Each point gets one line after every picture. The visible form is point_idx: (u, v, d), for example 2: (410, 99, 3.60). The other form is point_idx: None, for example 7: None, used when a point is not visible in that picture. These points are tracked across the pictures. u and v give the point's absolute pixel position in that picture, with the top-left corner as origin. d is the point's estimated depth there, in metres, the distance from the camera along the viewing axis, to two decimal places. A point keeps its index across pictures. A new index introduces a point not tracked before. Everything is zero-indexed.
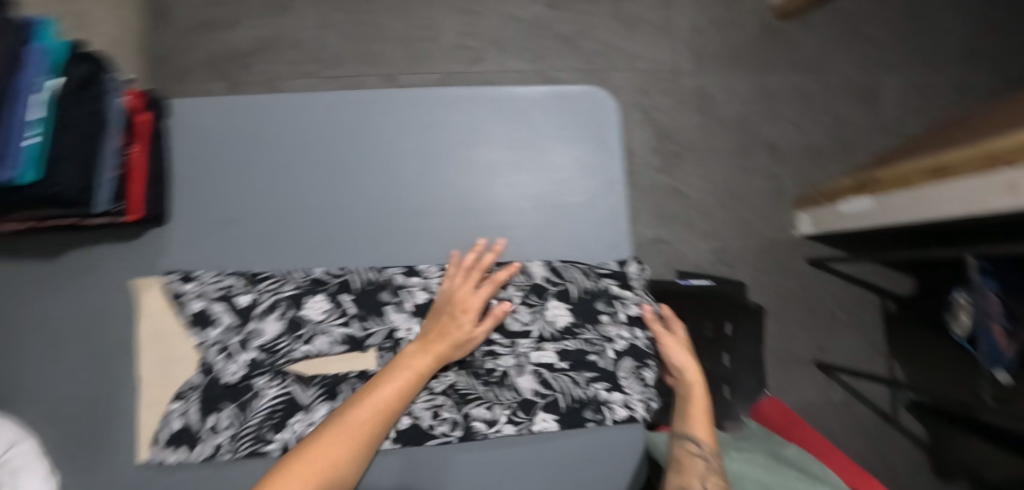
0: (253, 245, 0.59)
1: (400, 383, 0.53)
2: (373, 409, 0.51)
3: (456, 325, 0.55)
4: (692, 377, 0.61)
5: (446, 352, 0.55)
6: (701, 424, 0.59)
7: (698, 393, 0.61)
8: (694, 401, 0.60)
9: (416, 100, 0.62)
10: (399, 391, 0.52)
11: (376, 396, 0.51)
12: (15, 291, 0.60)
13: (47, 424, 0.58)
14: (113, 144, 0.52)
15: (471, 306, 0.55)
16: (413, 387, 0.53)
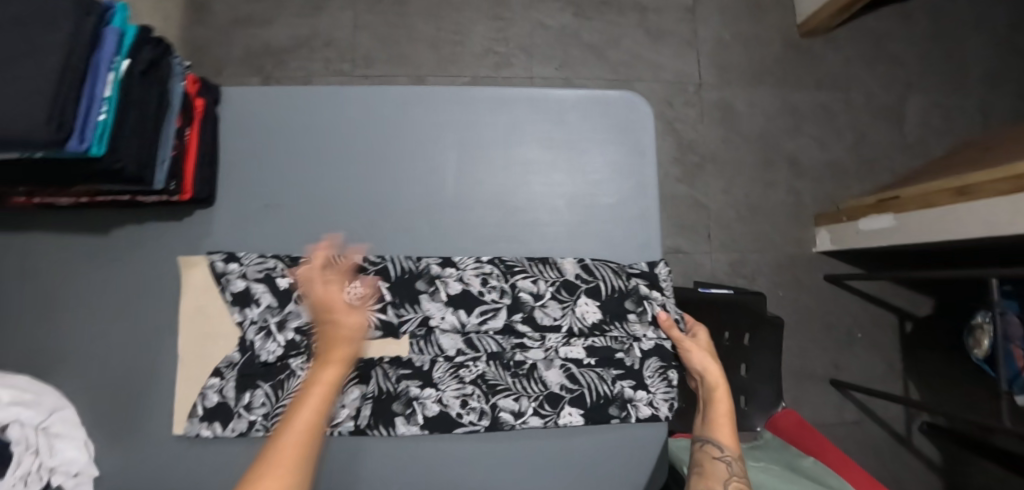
0: (296, 229, 0.61)
1: (310, 401, 0.44)
2: (295, 437, 0.41)
3: (339, 324, 0.49)
4: (716, 382, 0.62)
5: (348, 351, 0.48)
6: (724, 430, 0.59)
7: (721, 399, 0.61)
8: (718, 406, 0.60)
9: (457, 97, 0.64)
10: (314, 409, 0.43)
11: (291, 425, 0.41)
12: (63, 263, 0.62)
13: (86, 394, 0.60)
14: (173, 127, 0.54)
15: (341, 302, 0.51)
16: (327, 397, 0.45)
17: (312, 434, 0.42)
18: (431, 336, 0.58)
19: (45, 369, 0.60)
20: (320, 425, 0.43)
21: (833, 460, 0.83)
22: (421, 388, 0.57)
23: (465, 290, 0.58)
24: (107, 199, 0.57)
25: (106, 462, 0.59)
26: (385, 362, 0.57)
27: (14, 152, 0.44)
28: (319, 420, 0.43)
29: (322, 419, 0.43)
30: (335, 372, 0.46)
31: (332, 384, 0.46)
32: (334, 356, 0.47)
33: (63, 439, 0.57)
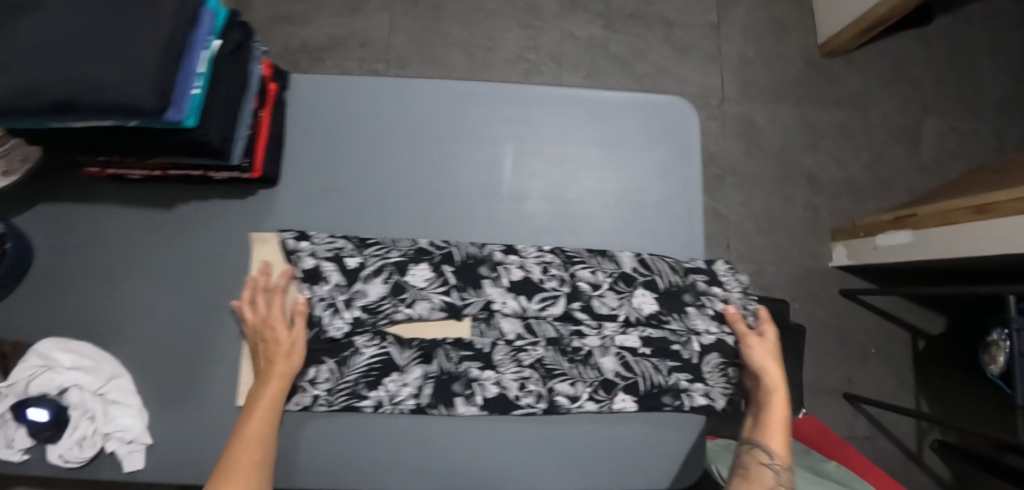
0: (361, 212, 0.63)
1: (258, 414, 0.54)
2: (248, 447, 0.52)
3: (280, 344, 0.57)
4: (774, 387, 0.60)
5: (287, 368, 0.56)
6: (776, 436, 0.58)
7: (778, 404, 0.60)
8: (773, 412, 0.59)
9: (517, 95, 0.67)
10: (259, 422, 0.53)
11: (241, 438, 0.52)
12: (126, 236, 0.64)
13: (142, 364, 0.62)
14: (249, 107, 0.56)
15: (281, 324, 0.57)
16: (272, 408, 0.54)
17: (262, 439, 0.53)
18: (493, 320, 0.61)
19: (105, 337, 0.62)
20: (269, 430, 0.54)
21: (857, 464, 0.85)
22: (482, 370, 0.60)
23: (526, 278, 0.61)
24: (177, 174, 0.59)
25: (158, 431, 0.61)
26: (448, 343, 0.60)
27: (110, 120, 0.46)
28: (268, 426, 0.54)
29: (270, 425, 0.54)
30: (277, 388, 0.55)
31: (275, 398, 0.55)
32: (275, 373, 0.55)
33: (118, 407, 0.59)
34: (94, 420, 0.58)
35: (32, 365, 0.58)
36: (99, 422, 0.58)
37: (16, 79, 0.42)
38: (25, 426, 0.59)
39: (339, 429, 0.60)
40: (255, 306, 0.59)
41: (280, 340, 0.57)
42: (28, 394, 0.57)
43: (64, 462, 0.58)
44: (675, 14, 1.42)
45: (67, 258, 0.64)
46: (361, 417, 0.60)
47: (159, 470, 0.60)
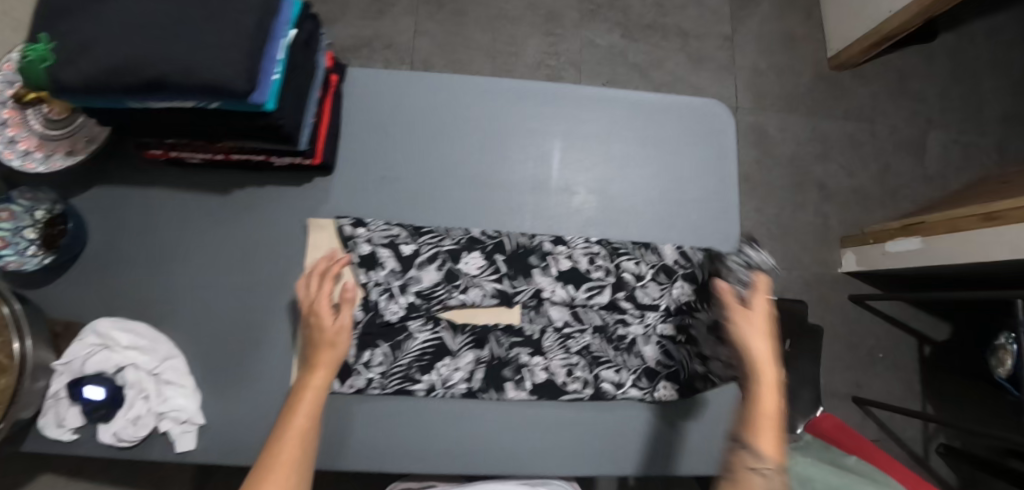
0: (416, 201, 0.65)
1: (304, 404, 0.50)
2: (293, 438, 0.47)
3: (325, 329, 0.54)
4: (762, 365, 0.48)
5: (334, 356, 0.54)
6: (765, 430, 0.45)
7: (767, 388, 0.47)
8: (764, 400, 0.46)
9: (564, 93, 0.70)
10: (305, 413, 0.50)
11: (288, 429, 0.48)
12: (179, 220, 0.65)
13: (195, 345, 0.63)
14: (314, 95, 0.58)
15: (327, 309, 0.55)
16: (318, 398, 0.51)
17: (307, 432, 0.49)
18: (542, 307, 0.64)
19: (158, 318, 0.63)
20: (311, 423, 0.50)
21: (877, 458, 0.88)
22: (531, 355, 0.62)
23: (573, 268, 0.64)
24: (238, 159, 0.60)
25: (209, 412, 0.62)
26: (499, 329, 0.62)
27: (192, 101, 0.48)
28: (313, 418, 0.50)
29: (315, 417, 0.50)
30: (324, 376, 0.52)
31: (320, 388, 0.52)
32: (323, 362, 0.53)
33: (172, 387, 0.60)
34: (149, 400, 0.59)
35: (91, 343, 0.59)
36: (154, 402, 0.59)
37: (111, 59, 0.44)
38: (79, 404, 0.60)
39: (394, 410, 0.61)
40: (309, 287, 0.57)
41: (326, 325, 0.54)
42: (84, 372, 0.58)
43: (117, 441, 0.59)
44: (691, 25, 1.46)
45: (119, 242, 0.65)
46: (416, 400, 0.61)
47: (210, 451, 0.61)
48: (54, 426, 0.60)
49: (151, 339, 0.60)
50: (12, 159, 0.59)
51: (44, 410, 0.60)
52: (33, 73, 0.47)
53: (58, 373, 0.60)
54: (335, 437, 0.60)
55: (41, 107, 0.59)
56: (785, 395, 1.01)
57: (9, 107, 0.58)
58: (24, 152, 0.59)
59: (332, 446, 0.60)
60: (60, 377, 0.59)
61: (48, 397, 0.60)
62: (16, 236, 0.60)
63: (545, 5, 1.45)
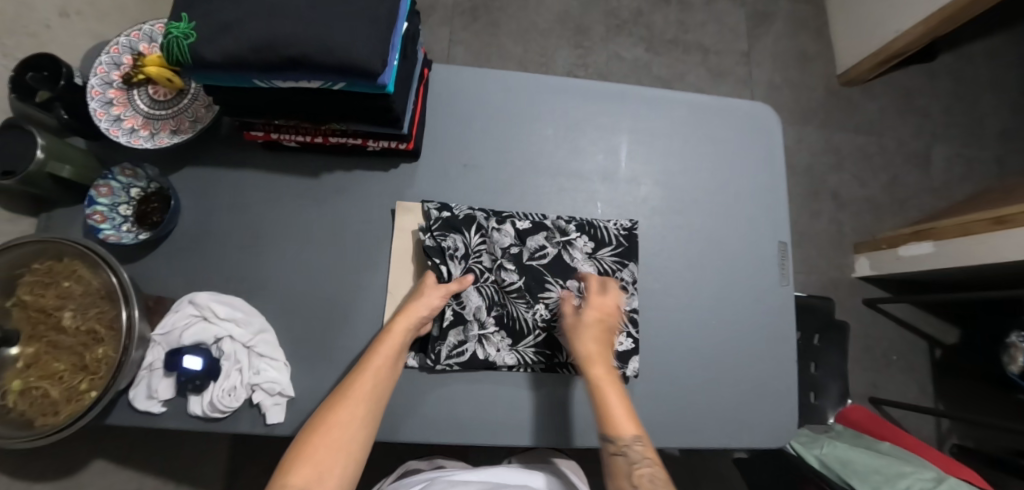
0: (497, 189, 0.70)
1: (380, 355, 0.56)
2: (371, 372, 0.55)
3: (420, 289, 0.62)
4: (594, 367, 0.58)
5: (418, 307, 0.60)
6: (618, 416, 0.55)
7: (605, 381, 0.57)
8: (603, 394, 0.56)
9: (628, 92, 0.76)
10: (386, 355, 0.57)
11: (368, 366, 0.55)
12: (271, 204, 0.68)
13: (282, 322, 0.66)
14: (413, 86, 0.62)
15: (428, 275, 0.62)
16: (397, 343, 0.58)
17: (383, 374, 0.56)
18: None
19: (249, 294, 0.66)
20: (390, 365, 0.57)
21: (908, 441, 0.91)
22: None
23: (621, 251, 0.68)
24: (335, 142, 0.65)
25: (298, 386, 0.64)
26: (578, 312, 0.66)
27: (319, 81, 0.51)
28: (392, 360, 0.57)
29: (393, 359, 0.57)
30: (404, 324, 0.58)
31: (400, 333, 0.58)
32: (408, 310, 0.59)
33: (263, 360, 0.62)
34: (242, 371, 0.61)
35: (188, 314, 0.61)
36: (246, 374, 0.60)
37: (254, 38, 0.48)
38: (172, 375, 0.61)
39: (480, 386, 0.64)
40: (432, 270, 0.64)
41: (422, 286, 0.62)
42: (181, 343, 0.60)
43: (209, 411, 0.60)
44: (711, 41, 1.55)
45: (210, 222, 0.67)
46: (499, 375, 0.65)
47: (299, 423, 0.63)
48: (145, 397, 0.61)
49: (241, 311, 0.63)
50: (120, 136, 0.62)
51: (137, 382, 0.61)
52: (172, 49, 0.49)
53: (154, 345, 0.61)
54: (425, 409, 0.63)
55: (147, 88, 0.64)
56: (814, 387, 1.06)
57: (117, 88, 0.63)
58: (130, 130, 0.63)
59: (427, 419, 0.63)
60: (156, 348, 0.61)
61: (142, 369, 0.61)
62: (113, 212, 0.63)
63: (574, 20, 1.52)
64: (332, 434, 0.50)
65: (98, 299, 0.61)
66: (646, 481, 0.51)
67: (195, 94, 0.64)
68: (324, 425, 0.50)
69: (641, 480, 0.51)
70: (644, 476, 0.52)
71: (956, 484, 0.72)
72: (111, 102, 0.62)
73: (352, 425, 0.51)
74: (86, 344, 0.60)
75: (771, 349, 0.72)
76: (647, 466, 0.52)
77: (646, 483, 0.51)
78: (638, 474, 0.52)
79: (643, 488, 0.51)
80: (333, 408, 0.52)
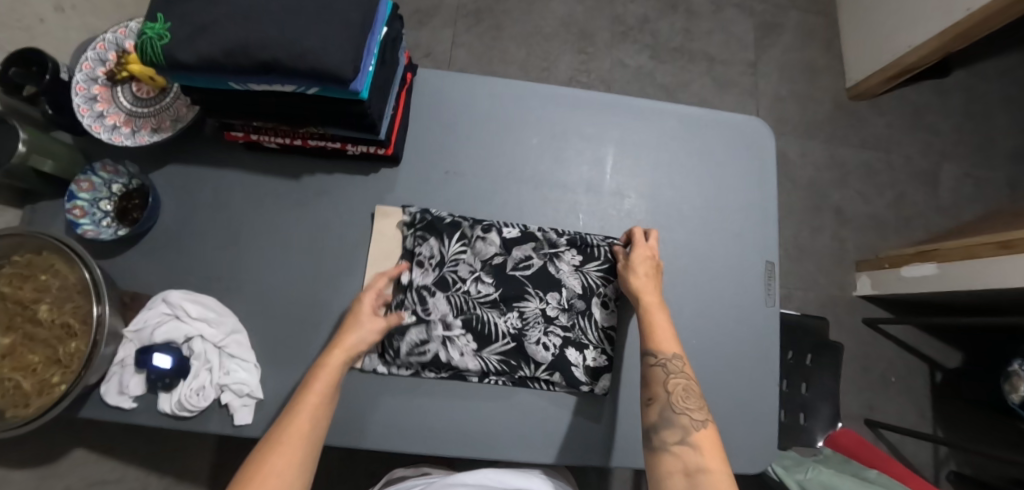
0: (479, 195, 0.69)
1: (315, 389, 0.53)
2: (308, 410, 0.51)
3: (355, 319, 0.59)
4: (644, 293, 0.61)
5: (356, 341, 0.57)
6: (662, 334, 0.58)
7: (653, 306, 0.60)
8: (652, 317, 0.59)
9: (617, 101, 0.74)
10: (319, 390, 0.53)
11: (301, 404, 0.51)
12: (251, 206, 0.68)
13: (253, 322, 0.65)
14: (394, 91, 0.62)
15: (364, 300, 0.60)
16: (331, 379, 0.54)
17: (319, 412, 0.52)
18: (589, 311, 0.66)
19: (224, 294, 0.66)
20: (325, 401, 0.53)
21: (898, 470, 0.88)
22: (577, 353, 0.65)
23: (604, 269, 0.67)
24: (315, 145, 0.64)
25: (268, 388, 0.64)
26: (553, 325, 0.65)
27: (293, 86, 0.51)
28: (329, 396, 0.54)
29: (329, 394, 0.53)
30: (341, 358, 0.56)
31: (334, 369, 0.55)
32: (344, 343, 0.56)
33: (234, 361, 0.62)
34: (212, 371, 0.61)
35: (161, 312, 0.61)
36: (216, 374, 0.61)
37: (227, 41, 0.47)
38: (143, 372, 0.62)
39: (449, 398, 0.63)
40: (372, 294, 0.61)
41: (358, 316, 0.59)
42: (152, 341, 0.60)
43: (178, 410, 0.60)
44: (717, 51, 1.52)
45: (189, 220, 0.67)
46: (468, 386, 0.64)
47: (266, 426, 0.62)
48: (115, 392, 0.61)
49: (202, 308, 0.62)
50: (102, 133, 0.63)
51: (108, 377, 0.62)
52: (145, 48, 0.49)
53: (126, 341, 0.62)
54: (393, 419, 0.62)
55: (131, 85, 0.64)
56: (804, 408, 1.02)
57: (102, 85, 0.64)
58: (112, 127, 0.63)
59: (395, 428, 0.62)
60: (128, 344, 0.61)
61: (115, 364, 0.62)
62: (94, 207, 0.64)
63: (579, 25, 1.50)
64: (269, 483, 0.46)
65: (74, 293, 0.61)
66: (680, 390, 0.55)
67: (177, 94, 0.65)
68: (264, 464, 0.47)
69: (676, 389, 0.55)
70: (678, 387, 0.55)
71: None
72: (95, 99, 0.63)
73: (287, 472, 0.47)
74: (60, 338, 0.61)
75: (753, 371, 0.70)
76: (683, 378, 0.56)
77: (681, 392, 0.55)
78: (674, 384, 0.56)
79: (676, 395, 0.55)
80: (271, 452, 0.48)
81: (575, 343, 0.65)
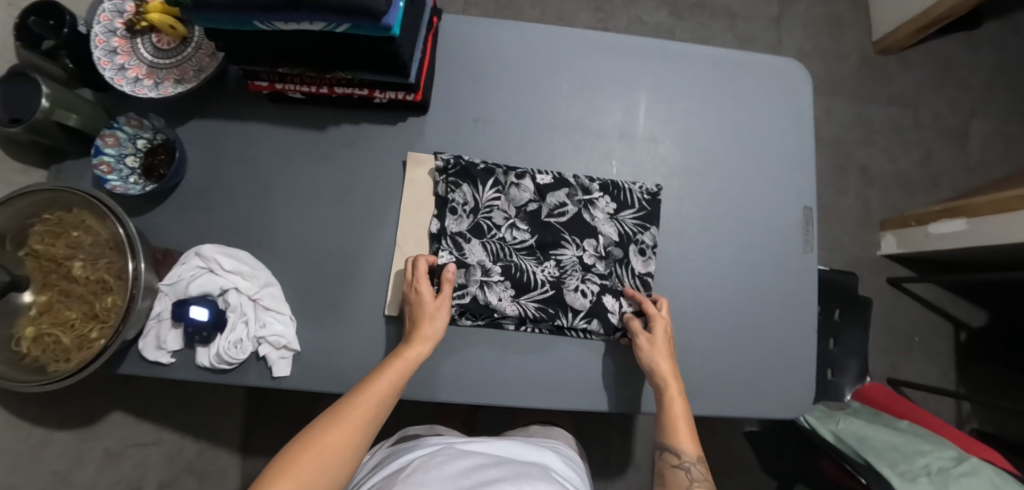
0: (510, 144, 0.67)
1: (392, 370, 0.53)
2: (373, 395, 0.51)
3: (422, 306, 0.57)
4: (668, 382, 0.58)
5: (432, 330, 0.56)
6: (682, 432, 0.57)
7: (675, 397, 0.58)
8: (672, 409, 0.57)
9: (650, 45, 0.71)
10: (390, 379, 0.53)
11: (372, 388, 0.52)
12: (281, 156, 0.67)
13: (288, 273, 0.65)
14: (422, 34, 0.60)
15: (424, 289, 0.57)
16: (406, 370, 0.54)
17: (384, 400, 0.52)
18: (627, 259, 0.65)
19: (257, 247, 0.65)
20: (394, 389, 0.53)
21: (925, 419, 0.88)
22: (615, 301, 0.64)
23: (637, 218, 0.66)
24: (342, 93, 0.63)
25: (304, 340, 0.63)
26: (592, 276, 0.65)
27: (323, 23, 0.49)
28: (398, 382, 0.53)
29: (398, 386, 0.53)
30: (417, 351, 0.55)
31: (412, 360, 0.54)
32: (422, 334, 0.56)
33: (269, 313, 0.61)
34: (248, 324, 0.60)
35: (195, 266, 0.61)
36: (253, 327, 0.60)
37: None
38: (179, 327, 0.61)
39: (487, 345, 0.63)
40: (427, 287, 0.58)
41: (424, 304, 0.57)
42: (188, 294, 0.60)
43: (217, 363, 0.60)
44: (739, 6, 1.46)
45: (217, 175, 0.66)
46: (505, 334, 0.63)
47: (306, 378, 0.62)
48: (153, 348, 0.61)
49: (232, 259, 0.61)
50: (124, 85, 0.61)
51: (145, 333, 0.62)
52: None
53: (162, 295, 0.62)
54: (431, 367, 0.62)
55: (150, 36, 0.62)
56: (830, 365, 1.02)
57: (121, 37, 0.62)
58: (134, 79, 0.62)
59: (421, 375, 0.61)
60: (164, 298, 0.61)
61: (151, 319, 0.62)
62: (120, 163, 0.63)
63: None
64: (323, 456, 0.46)
65: (107, 249, 0.61)
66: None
67: (199, 42, 0.63)
68: (309, 449, 0.45)
69: None
70: None
71: (979, 464, 0.70)
72: (115, 51, 0.61)
73: (343, 453, 0.47)
74: (96, 293, 0.61)
75: (789, 319, 0.69)
76: (705, 486, 0.55)
77: None
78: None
79: None
80: (332, 425, 0.48)
81: (614, 291, 0.65)
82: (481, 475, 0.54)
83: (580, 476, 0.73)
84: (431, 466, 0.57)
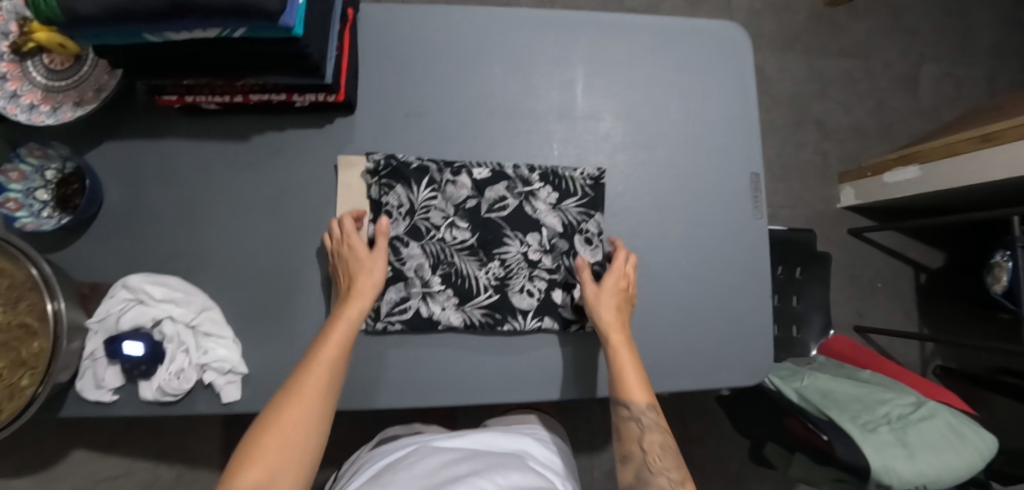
0: (446, 138, 0.65)
1: (336, 331, 0.52)
2: (326, 360, 0.50)
3: (355, 264, 0.56)
4: (611, 332, 0.58)
5: (367, 284, 0.56)
6: (631, 383, 0.57)
7: (622, 349, 0.58)
8: (618, 359, 0.57)
9: (583, 20, 0.69)
10: (337, 340, 0.52)
11: (320, 354, 0.51)
12: (205, 174, 0.63)
13: (225, 298, 0.62)
14: (336, 29, 0.56)
15: (357, 243, 0.56)
16: (350, 328, 0.53)
17: (336, 361, 0.51)
18: (574, 250, 0.65)
19: (190, 272, 0.62)
20: (344, 349, 0.52)
21: (888, 367, 0.91)
22: (564, 294, 0.64)
23: (581, 206, 0.65)
24: (258, 100, 0.59)
25: (251, 363, 0.61)
26: (541, 270, 0.64)
27: (217, 29, 0.45)
28: (345, 341, 0.53)
29: (346, 344, 0.52)
30: (358, 308, 0.54)
31: (354, 319, 0.54)
32: (358, 292, 0.55)
33: (211, 339, 0.59)
34: (189, 353, 0.58)
35: (122, 299, 0.57)
36: (194, 355, 0.58)
37: None
38: (118, 363, 0.58)
39: (443, 348, 0.62)
40: (353, 246, 0.56)
41: (358, 258, 0.56)
42: (119, 329, 0.57)
43: (161, 396, 0.58)
44: None
45: (138, 200, 0.62)
46: (460, 336, 0.62)
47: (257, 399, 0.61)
48: (93, 387, 0.58)
49: (160, 285, 0.58)
50: (19, 114, 0.56)
51: (80, 373, 0.58)
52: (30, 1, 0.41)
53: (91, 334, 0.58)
54: (382, 375, 0.60)
55: (42, 57, 0.58)
56: (796, 321, 1.03)
57: (8, 61, 0.56)
58: (30, 107, 0.57)
59: (377, 384, 0.60)
60: (94, 337, 0.58)
61: (85, 359, 0.58)
62: (29, 198, 0.58)
63: None
64: (286, 431, 0.46)
65: (26, 290, 0.56)
66: (655, 448, 0.55)
67: (95, 61, 0.58)
68: (274, 427, 0.46)
69: (652, 447, 0.55)
70: (654, 444, 0.56)
71: (936, 408, 0.74)
72: (3, 76, 0.56)
73: (308, 423, 0.47)
74: (22, 338, 0.57)
75: (746, 285, 0.70)
76: (655, 433, 0.56)
77: (656, 450, 0.55)
78: (648, 441, 0.56)
79: (653, 454, 0.55)
80: (287, 402, 0.47)
81: (562, 282, 0.64)
82: (452, 470, 0.54)
83: (560, 457, 0.74)
84: (402, 470, 0.56)
